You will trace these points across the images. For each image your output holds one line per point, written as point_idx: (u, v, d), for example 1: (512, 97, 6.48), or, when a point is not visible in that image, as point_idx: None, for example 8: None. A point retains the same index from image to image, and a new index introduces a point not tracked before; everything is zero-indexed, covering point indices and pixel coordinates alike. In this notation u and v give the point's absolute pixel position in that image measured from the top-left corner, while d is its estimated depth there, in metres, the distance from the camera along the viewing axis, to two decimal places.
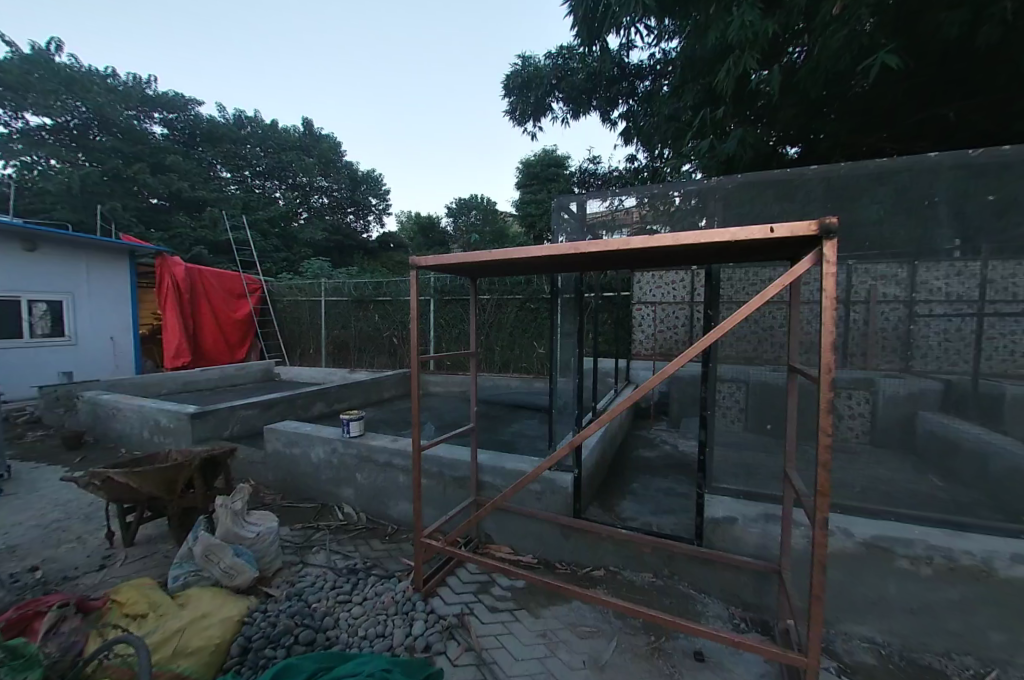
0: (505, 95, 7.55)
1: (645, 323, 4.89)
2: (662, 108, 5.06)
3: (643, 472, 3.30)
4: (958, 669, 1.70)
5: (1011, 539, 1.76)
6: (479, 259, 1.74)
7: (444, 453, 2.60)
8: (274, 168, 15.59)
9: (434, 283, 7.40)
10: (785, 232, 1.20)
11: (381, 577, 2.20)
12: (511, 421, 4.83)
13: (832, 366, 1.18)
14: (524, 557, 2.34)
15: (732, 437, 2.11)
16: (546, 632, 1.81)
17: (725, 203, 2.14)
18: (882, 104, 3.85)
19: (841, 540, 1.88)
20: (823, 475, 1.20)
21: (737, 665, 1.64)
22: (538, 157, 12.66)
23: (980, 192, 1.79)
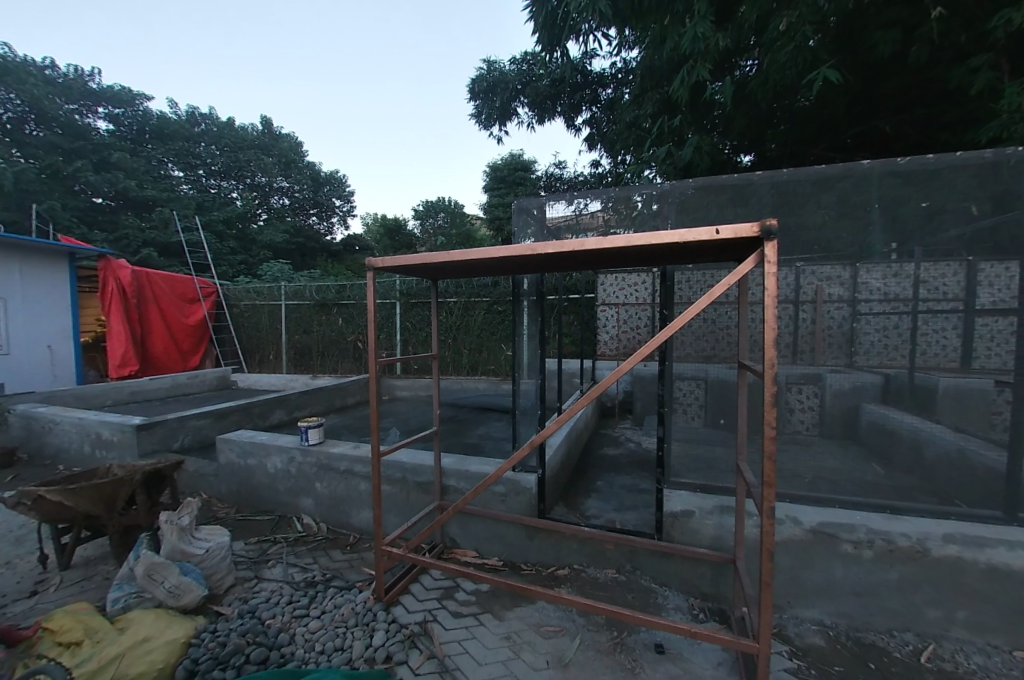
0: (470, 98, 7.58)
1: (609, 324, 5.01)
2: (624, 116, 5.20)
3: (607, 470, 3.35)
4: (898, 645, 1.81)
5: (942, 519, 1.89)
6: (437, 259, 1.71)
7: (407, 457, 2.55)
8: (232, 167, 14.97)
9: (400, 286, 7.32)
10: (729, 234, 1.25)
11: (341, 589, 2.12)
12: (478, 424, 4.81)
13: (775, 362, 1.23)
14: (489, 559, 2.32)
15: (689, 433, 2.17)
16: (510, 634, 1.80)
17: (680, 206, 2.21)
18: (826, 117, 4.09)
19: (791, 528, 1.97)
20: (769, 465, 1.25)
21: (695, 656, 1.68)
22: (505, 161, 12.71)
23: (909, 198, 1.93)
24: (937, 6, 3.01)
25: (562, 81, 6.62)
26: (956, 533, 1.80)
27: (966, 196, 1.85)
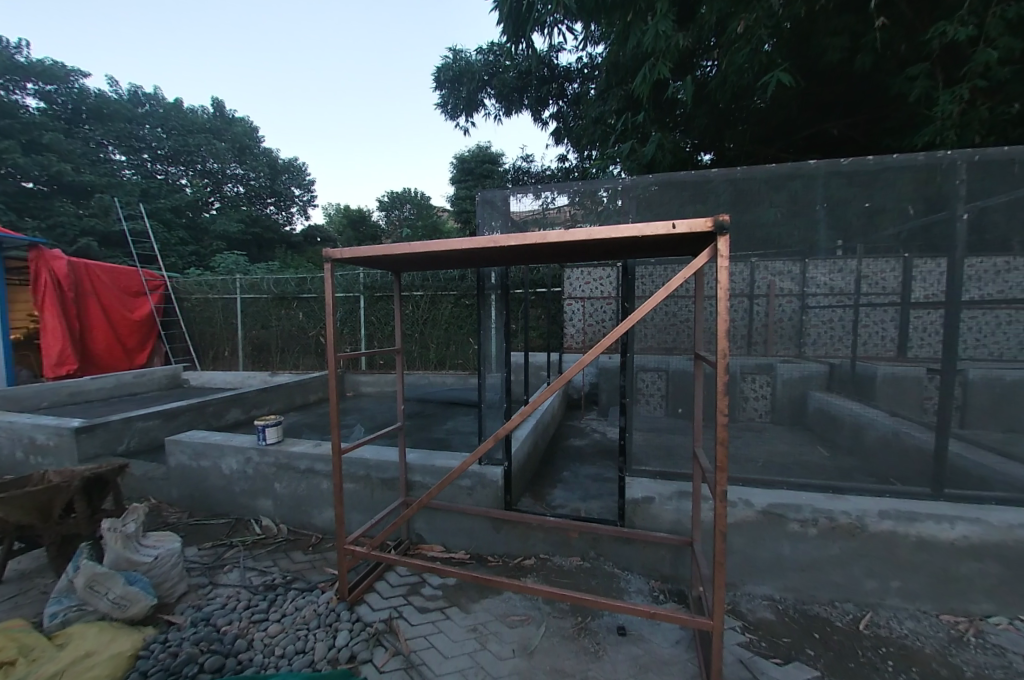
0: (436, 87, 7.43)
1: (575, 317, 5.09)
2: (590, 111, 5.25)
3: (572, 460, 3.42)
4: (840, 615, 1.95)
5: (878, 496, 2.04)
6: (398, 250, 1.67)
7: (371, 454, 2.50)
8: (180, 152, 14.03)
9: (363, 279, 7.13)
10: (684, 228, 1.29)
11: (303, 591, 2.06)
12: (445, 418, 4.79)
13: (727, 353, 1.28)
14: (456, 553, 2.32)
15: (650, 423, 2.23)
16: (476, 626, 1.80)
17: (640, 202, 2.25)
18: (779, 118, 4.28)
19: (744, 510, 2.07)
20: (722, 451, 1.30)
21: (655, 636, 1.75)
22: (472, 153, 12.56)
23: (851, 197, 2.05)
24: (879, 17, 3.19)
25: (528, 74, 6.56)
26: (890, 509, 1.95)
27: (901, 196, 1.98)
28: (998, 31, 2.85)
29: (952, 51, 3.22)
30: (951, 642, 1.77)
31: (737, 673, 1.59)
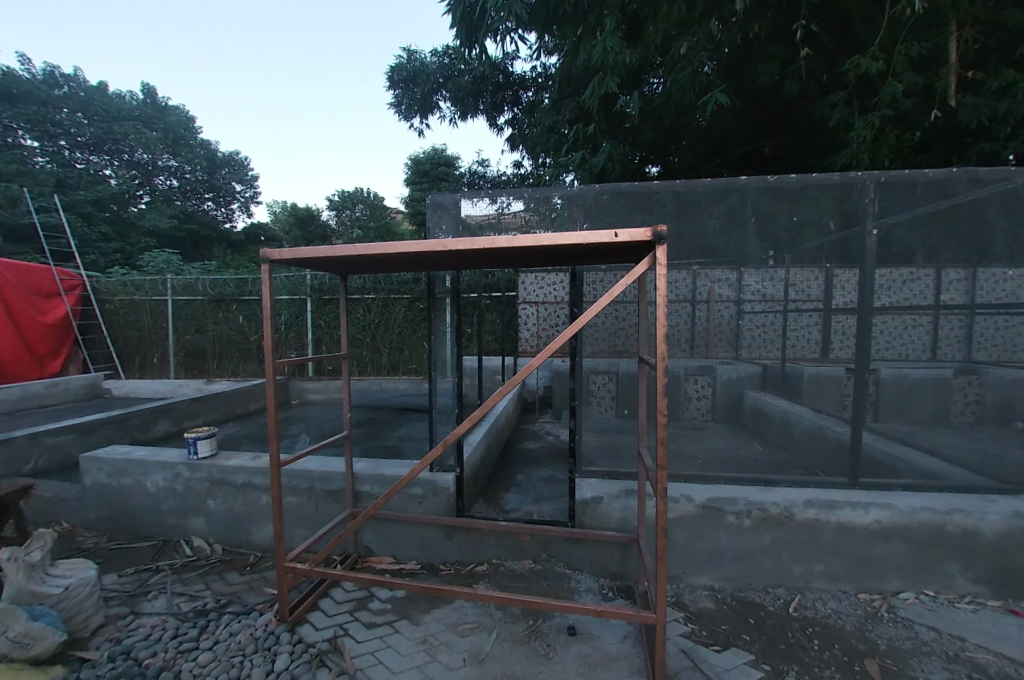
0: (390, 86, 7.29)
1: (529, 321, 5.18)
2: (543, 120, 5.35)
3: (526, 463, 3.45)
4: (772, 599, 2.08)
5: (804, 487, 2.21)
6: (341, 252, 1.60)
7: (315, 465, 2.38)
8: (104, 140, 12.81)
9: (310, 281, 6.84)
10: (626, 238, 1.35)
11: (239, 614, 1.93)
12: (397, 425, 4.68)
13: (666, 356, 1.35)
14: (406, 564, 2.26)
15: (600, 424, 2.28)
16: (426, 638, 1.76)
17: (588, 210, 2.32)
18: (718, 135, 4.58)
19: (686, 505, 2.17)
20: (662, 449, 1.37)
21: (603, 633, 1.80)
22: (427, 155, 12.44)
23: (778, 211, 2.22)
24: (804, 47, 3.49)
25: (483, 79, 6.60)
26: (814, 499, 2.11)
27: (822, 213, 2.17)
28: (903, 66, 3.20)
29: (865, 82, 3.58)
30: (867, 618, 1.94)
31: (680, 662, 1.65)
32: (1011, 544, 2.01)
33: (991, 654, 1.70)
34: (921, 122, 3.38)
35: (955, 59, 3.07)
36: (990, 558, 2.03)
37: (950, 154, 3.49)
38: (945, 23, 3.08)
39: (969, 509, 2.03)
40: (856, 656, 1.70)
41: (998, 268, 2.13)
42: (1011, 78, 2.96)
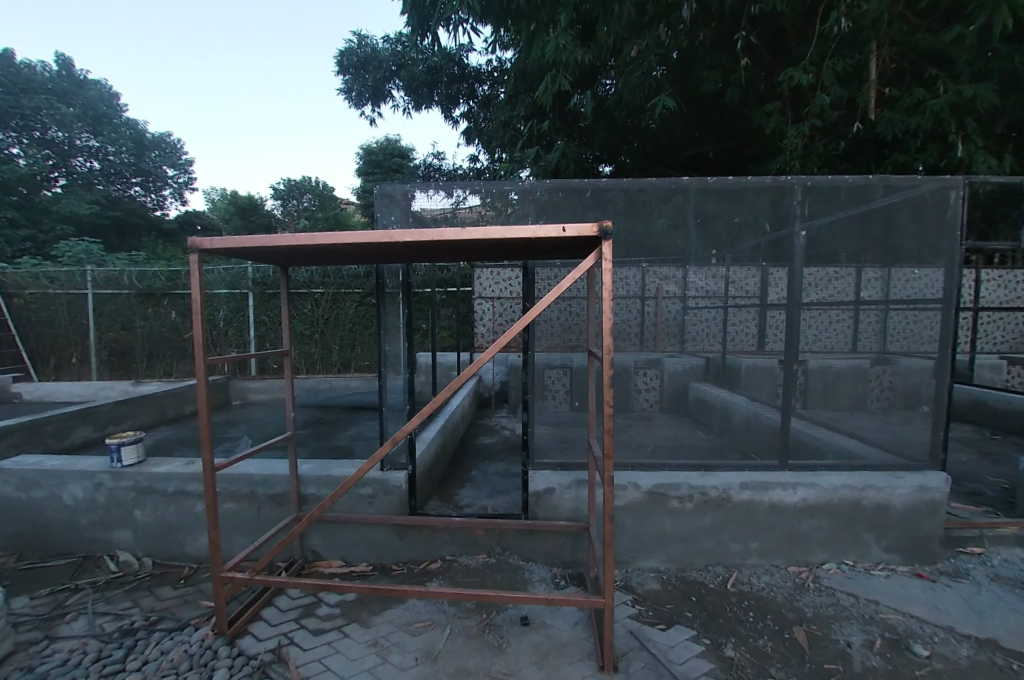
0: (339, 72, 7.00)
1: (485, 317, 5.19)
2: (498, 115, 5.35)
3: (481, 459, 3.45)
4: (712, 577, 2.22)
5: (741, 470, 2.36)
6: (279, 241, 1.51)
7: (256, 468, 2.26)
8: (9, 114, 11.42)
9: (253, 274, 6.48)
10: (573, 233, 1.38)
11: (172, 631, 1.79)
12: (348, 425, 4.55)
13: (612, 349, 1.40)
14: (356, 566, 2.20)
15: (553, 417, 2.32)
16: (377, 639, 1.72)
17: (540, 206, 2.32)
18: (667, 137, 4.78)
19: (633, 492, 2.26)
20: (608, 439, 1.43)
21: (555, 620, 1.84)
22: (380, 146, 12.16)
23: (719, 211, 2.34)
24: (744, 57, 3.70)
25: (438, 69, 6.46)
26: (749, 481, 2.26)
27: (757, 214, 2.32)
28: (830, 81, 3.47)
29: (797, 94, 3.86)
30: (796, 588, 2.11)
31: (627, 642, 1.72)
32: (915, 514, 2.26)
33: (899, 614, 1.91)
34: (845, 132, 3.68)
35: (874, 76, 3.38)
36: (898, 528, 2.27)
37: (870, 163, 3.82)
38: (866, 42, 3.37)
39: (882, 485, 2.26)
40: (786, 625, 1.85)
41: (908, 267, 2.36)
42: (921, 96, 3.27)
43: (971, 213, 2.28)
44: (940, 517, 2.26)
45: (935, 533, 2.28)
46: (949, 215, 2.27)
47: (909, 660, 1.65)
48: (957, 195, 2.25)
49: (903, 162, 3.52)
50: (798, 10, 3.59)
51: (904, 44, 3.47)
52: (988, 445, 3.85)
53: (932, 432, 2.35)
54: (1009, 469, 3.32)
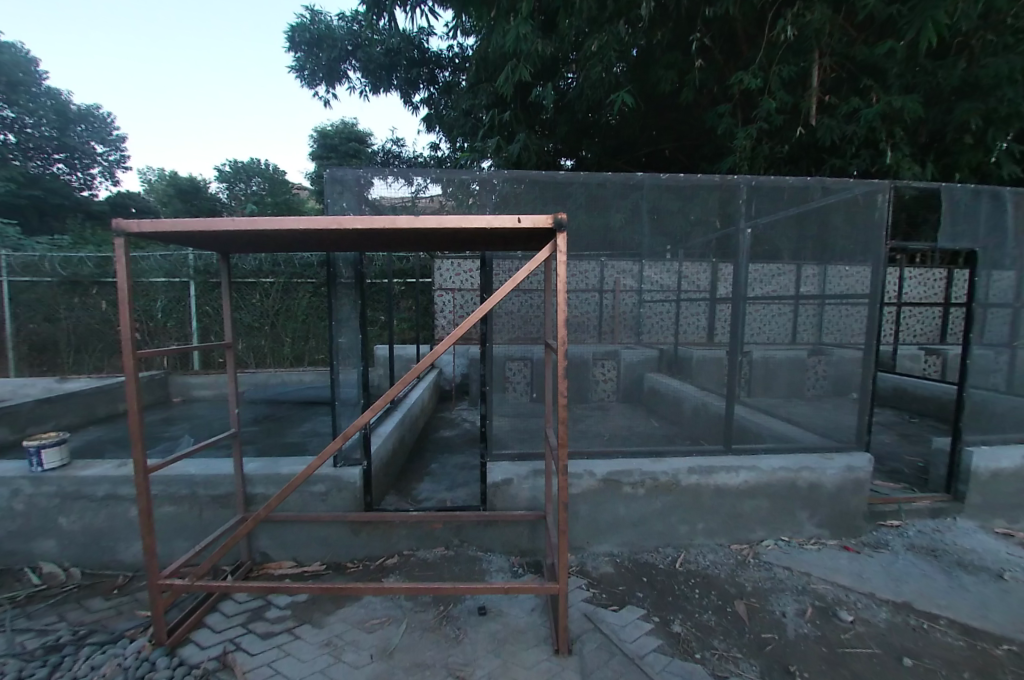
0: (291, 48, 6.62)
1: (445, 308, 5.17)
2: (460, 103, 5.25)
3: (440, 452, 3.44)
4: (661, 557, 2.32)
5: (689, 456, 2.48)
6: (218, 225, 1.42)
7: (198, 468, 2.14)
8: None
9: (194, 261, 6.08)
10: (529, 224, 1.40)
11: (104, 644, 1.67)
12: (301, 421, 4.38)
13: (566, 340, 1.46)
14: (309, 566, 2.13)
15: (512, 409, 2.33)
16: (331, 638, 1.69)
17: (500, 197, 2.30)
18: (626, 133, 4.88)
19: (588, 479, 2.33)
20: (563, 429, 1.47)
21: (512, 608, 1.87)
22: (336, 129, 11.67)
23: (672, 207, 2.41)
24: (699, 58, 3.83)
25: (398, 52, 6.24)
26: (696, 466, 2.39)
27: (707, 212, 2.42)
28: (777, 86, 3.65)
29: (746, 97, 4.03)
30: (737, 565, 2.26)
31: (581, 624, 1.78)
32: (843, 492, 2.46)
33: (828, 584, 2.09)
34: (789, 136, 3.88)
35: (816, 84, 3.60)
36: (828, 505, 2.47)
37: (810, 166, 4.06)
38: (809, 51, 3.56)
39: (814, 466, 2.45)
40: (728, 599, 1.98)
41: (842, 264, 2.54)
42: (856, 105, 3.50)
43: (894, 216, 2.49)
44: (864, 494, 2.48)
45: (859, 509, 2.49)
46: (876, 217, 2.47)
47: (835, 625, 1.81)
48: (883, 198, 2.46)
49: (839, 166, 3.76)
50: (749, 16, 3.76)
51: (843, 55, 3.70)
52: (906, 428, 4.26)
53: (858, 417, 2.57)
54: (922, 448, 3.69)
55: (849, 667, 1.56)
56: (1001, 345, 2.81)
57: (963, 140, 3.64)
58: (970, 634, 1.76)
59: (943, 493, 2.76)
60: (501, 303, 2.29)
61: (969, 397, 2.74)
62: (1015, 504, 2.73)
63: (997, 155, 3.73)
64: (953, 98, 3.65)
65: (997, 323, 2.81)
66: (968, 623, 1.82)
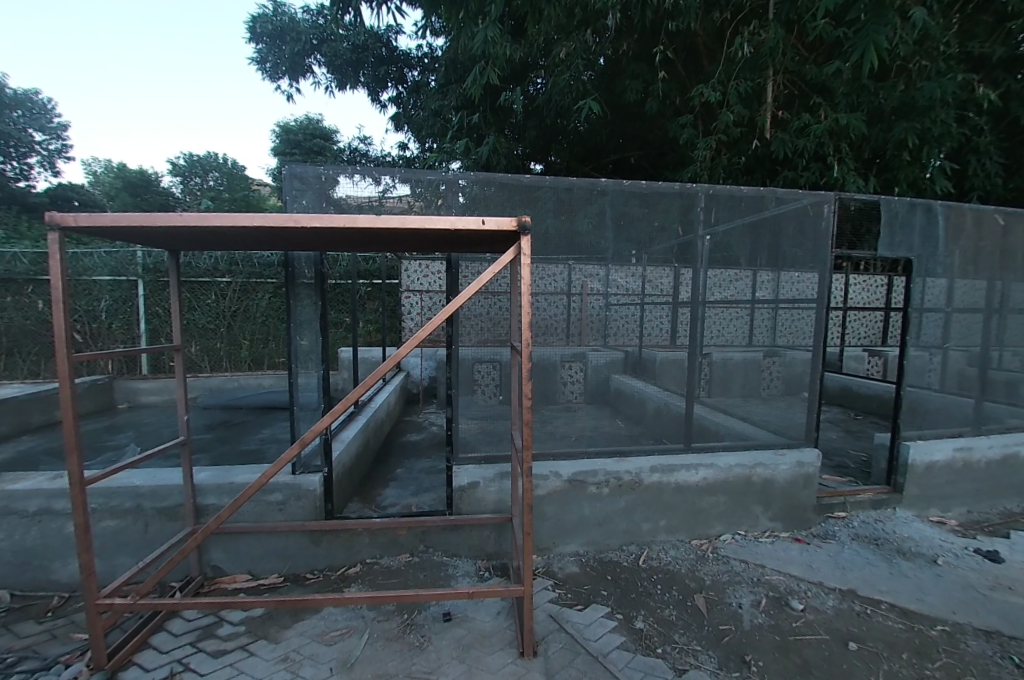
0: (251, 39, 6.38)
1: (413, 310, 5.12)
2: (428, 103, 5.22)
3: (406, 456, 3.38)
4: (626, 555, 2.37)
5: (651, 455, 2.55)
6: (164, 221, 1.33)
7: (142, 479, 2.01)
8: None
9: (143, 259, 5.76)
10: (493, 226, 1.40)
11: (33, 673, 1.54)
12: (260, 427, 4.22)
13: (530, 342, 1.47)
14: (265, 579, 2.05)
15: (480, 411, 2.31)
16: (288, 653, 1.63)
17: (468, 198, 2.29)
18: (594, 140, 5.00)
19: (554, 480, 2.34)
20: (526, 431, 1.48)
21: (477, 613, 1.86)
22: (300, 126, 11.38)
23: (636, 213, 2.47)
24: (662, 70, 3.96)
25: (365, 49, 6.15)
26: (658, 464, 2.45)
27: (669, 218, 2.50)
28: (734, 99, 3.83)
29: (706, 108, 4.19)
30: (697, 559, 2.34)
31: (546, 625, 1.79)
32: (794, 486, 2.60)
33: (781, 575, 2.20)
34: (746, 147, 4.07)
35: (770, 99, 3.80)
36: (781, 499, 2.59)
37: (766, 176, 4.26)
38: (764, 68, 3.75)
39: (767, 462, 2.57)
40: (689, 593, 2.04)
41: (792, 270, 2.70)
42: (806, 121, 3.71)
43: (840, 225, 2.65)
44: (813, 488, 2.63)
45: (809, 502, 2.63)
46: (823, 226, 2.62)
47: (787, 614, 1.90)
48: (829, 209, 2.61)
49: (791, 178, 3.97)
50: (708, 31, 3.93)
51: (795, 72, 3.92)
52: (851, 424, 4.54)
53: (807, 414, 2.71)
54: (865, 444, 3.94)
55: (800, 655, 1.64)
56: (934, 347, 3.04)
57: (901, 157, 3.91)
58: (908, 617, 1.88)
59: (885, 486, 2.95)
60: (467, 304, 2.26)
61: (907, 395, 2.95)
62: (947, 494, 2.96)
63: (930, 171, 4.04)
64: (893, 117, 3.92)
65: (931, 327, 3.04)
66: (906, 607, 1.96)
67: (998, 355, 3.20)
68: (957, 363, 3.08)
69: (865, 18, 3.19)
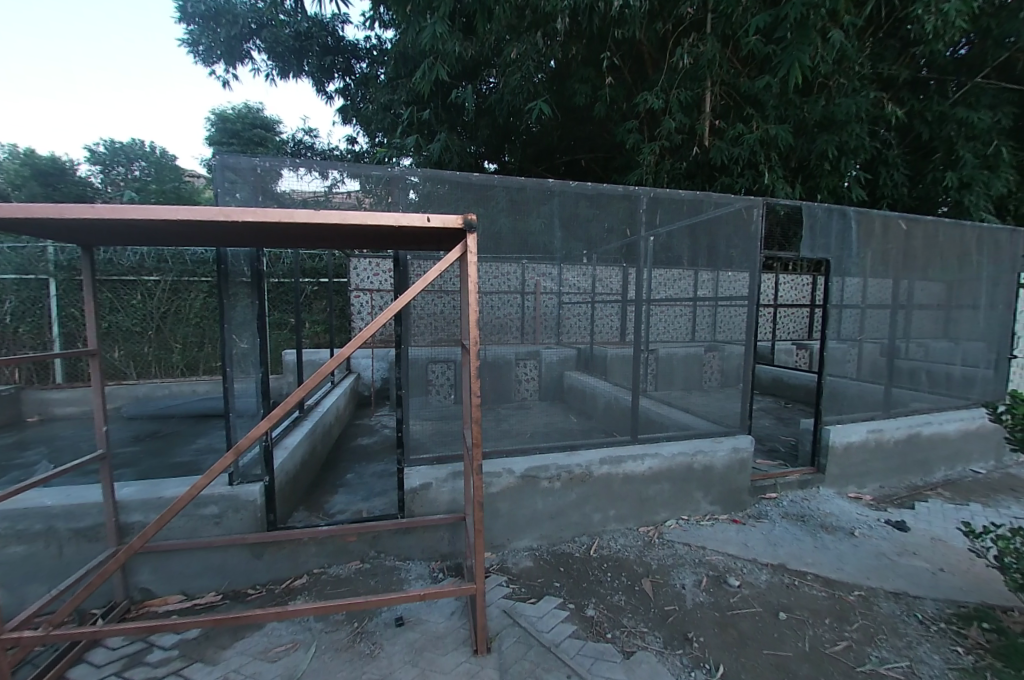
0: (182, 19, 5.91)
1: (363, 309, 4.98)
2: (377, 96, 5.08)
3: (357, 461, 3.29)
4: (578, 547, 2.44)
5: (601, 447, 2.64)
6: (75, 213, 1.22)
7: (55, 499, 1.83)
8: None
9: (55, 255, 5.23)
10: (438, 223, 1.39)
11: None
12: (196, 436, 3.94)
13: (479, 340, 1.48)
14: (201, 597, 1.93)
15: (434, 412, 2.29)
16: (227, 673, 1.54)
17: (417, 196, 2.26)
18: (546, 139, 5.07)
19: (508, 478, 2.37)
20: (475, 428, 1.49)
21: (430, 614, 1.86)
22: (238, 114, 10.70)
23: (584, 213, 2.54)
24: (609, 75, 4.09)
25: (309, 37, 5.88)
26: (607, 457, 2.55)
27: (614, 219, 2.59)
28: (676, 107, 4.02)
29: (649, 114, 4.38)
30: (645, 545, 2.45)
31: (500, 621, 1.81)
32: (730, 471, 2.79)
33: (720, 555, 2.35)
34: (687, 153, 4.29)
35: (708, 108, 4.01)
36: (720, 484, 2.77)
37: (705, 180, 4.51)
38: (702, 78, 3.96)
39: (706, 449, 2.74)
40: (636, 579, 2.14)
41: (727, 270, 2.88)
42: (741, 130, 3.96)
43: (769, 229, 2.87)
44: (747, 473, 2.83)
45: (744, 486, 2.83)
46: (752, 228, 2.83)
47: (725, 591, 2.04)
48: (758, 213, 2.82)
49: (728, 183, 4.21)
50: (652, 40, 4.11)
51: (730, 83, 4.18)
52: (782, 412, 4.92)
53: (742, 403, 2.91)
54: (793, 430, 4.28)
55: (736, 628, 1.77)
56: (851, 340, 3.36)
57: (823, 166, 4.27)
58: (829, 585, 2.08)
59: (810, 467, 3.23)
60: (420, 304, 2.22)
61: (827, 383, 3.24)
62: (863, 472, 3.29)
63: (847, 180, 4.44)
64: (817, 130, 4.27)
65: (848, 321, 3.36)
66: (828, 576, 2.16)
67: (904, 346, 3.58)
68: (871, 354, 3.42)
69: (791, 37, 3.43)
